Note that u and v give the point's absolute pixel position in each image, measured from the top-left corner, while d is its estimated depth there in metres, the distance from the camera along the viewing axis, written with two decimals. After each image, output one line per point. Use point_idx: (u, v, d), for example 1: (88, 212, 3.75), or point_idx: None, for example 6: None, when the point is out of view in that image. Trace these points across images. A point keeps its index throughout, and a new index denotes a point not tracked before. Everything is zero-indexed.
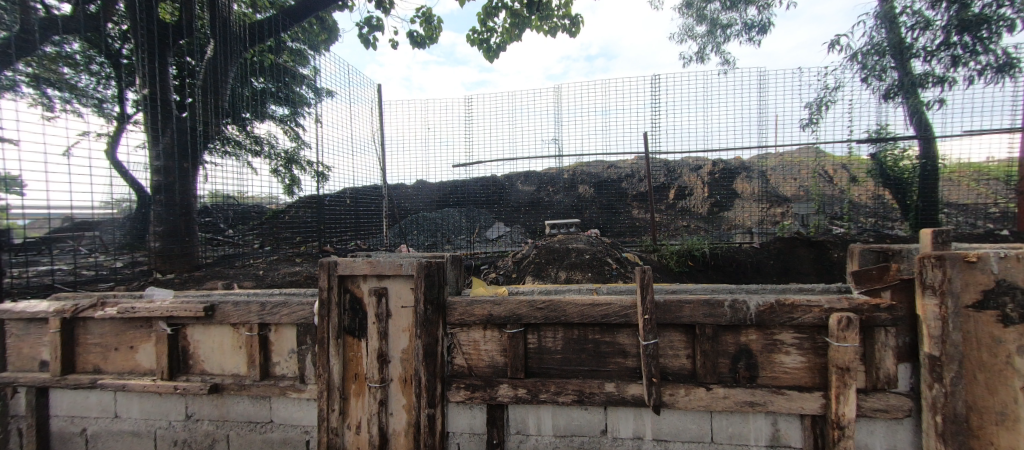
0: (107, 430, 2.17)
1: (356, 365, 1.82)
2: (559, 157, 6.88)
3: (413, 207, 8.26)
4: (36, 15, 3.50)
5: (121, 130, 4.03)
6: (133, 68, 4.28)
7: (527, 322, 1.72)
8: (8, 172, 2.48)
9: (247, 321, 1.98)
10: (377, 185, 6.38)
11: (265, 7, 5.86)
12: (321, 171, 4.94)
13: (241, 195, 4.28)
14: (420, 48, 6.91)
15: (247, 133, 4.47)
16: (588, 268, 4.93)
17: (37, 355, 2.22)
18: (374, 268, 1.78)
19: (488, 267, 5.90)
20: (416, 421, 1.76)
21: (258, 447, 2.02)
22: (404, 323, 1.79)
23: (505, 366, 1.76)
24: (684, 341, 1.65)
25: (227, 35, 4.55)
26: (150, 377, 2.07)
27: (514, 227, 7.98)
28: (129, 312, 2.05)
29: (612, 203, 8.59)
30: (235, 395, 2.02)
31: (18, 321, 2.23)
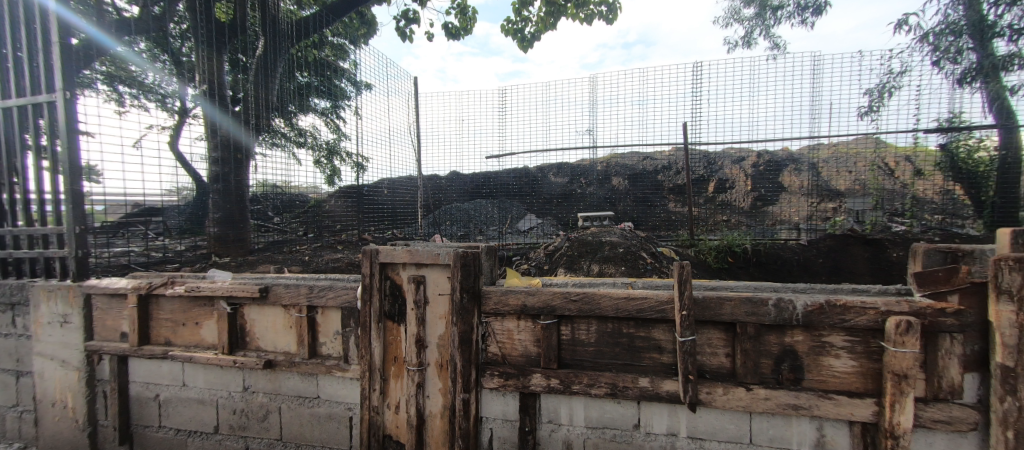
0: (177, 397, 2.40)
1: (396, 348, 1.91)
2: (592, 148, 6.79)
3: (446, 197, 8.43)
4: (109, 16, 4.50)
5: (182, 124, 4.38)
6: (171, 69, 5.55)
7: (561, 313, 1.73)
8: (88, 162, 2.75)
9: (297, 303, 2.12)
10: (412, 176, 6.59)
11: (309, 4, 6.21)
12: (359, 162, 5.14)
13: (286, 185, 4.59)
14: (454, 39, 6.98)
15: (292, 126, 4.74)
16: (621, 262, 4.85)
17: (119, 327, 2.48)
18: (412, 257, 1.85)
19: (521, 258, 5.92)
20: (451, 404, 1.82)
21: (306, 421, 2.17)
22: (441, 310, 1.85)
23: (539, 356, 1.79)
24: (723, 339, 1.61)
25: (276, 32, 4.80)
26: (212, 351, 2.27)
27: (546, 219, 7.97)
28: (195, 291, 2.25)
29: (647, 196, 8.37)
30: (287, 371, 2.17)
31: (102, 295, 2.50)
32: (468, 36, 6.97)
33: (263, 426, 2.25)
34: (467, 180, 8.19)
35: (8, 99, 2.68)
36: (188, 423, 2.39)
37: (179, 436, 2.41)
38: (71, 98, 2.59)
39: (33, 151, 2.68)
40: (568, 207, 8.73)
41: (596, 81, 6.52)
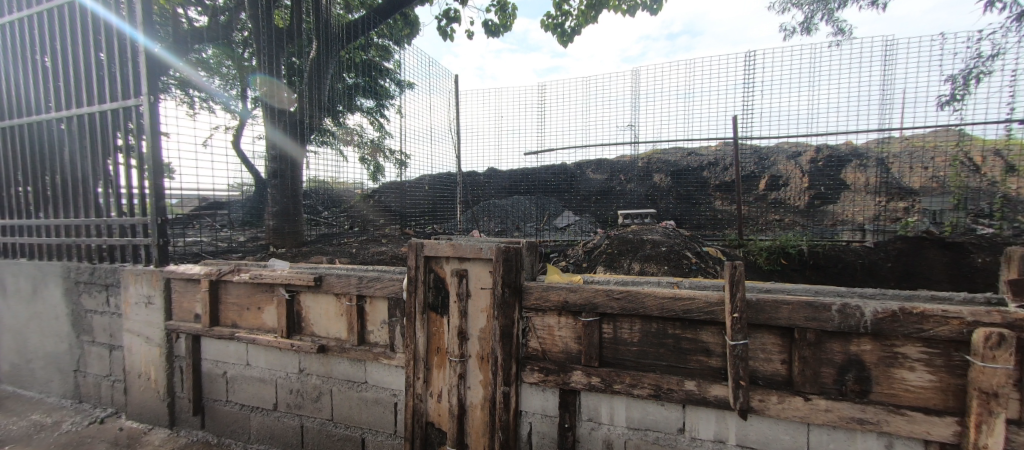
0: (242, 375, 2.61)
1: (438, 339, 1.97)
2: (634, 144, 6.60)
3: (485, 194, 8.54)
4: (181, 27, 5.36)
5: (243, 124, 4.75)
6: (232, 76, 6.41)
7: (603, 311, 1.70)
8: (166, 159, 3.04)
9: (347, 292, 2.24)
10: (451, 173, 6.79)
11: (356, 7, 6.68)
12: (402, 159, 5.30)
13: (335, 181, 4.63)
14: (494, 36, 7.04)
15: (339, 124, 4.85)
16: (664, 261, 4.68)
17: (193, 309, 2.74)
18: (456, 251, 1.89)
19: (558, 255, 5.87)
20: (492, 397, 1.85)
21: (355, 404, 2.29)
22: (482, 304, 1.88)
23: (580, 353, 1.78)
24: (779, 344, 1.52)
25: (328, 35, 5.09)
26: (272, 334, 2.46)
27: (584, 216, 7.87)
28: (257, 278, 2.44)
29: (691, 194, 8.04)
30: (338, 356, 2.31)
31: (179, 280, 2.77)
32: (507, 32, 6.99)
33: (316, 406, 2.40)
34: (505, 176, 8.25)
35: (103, 104, 3.03)
36: (250, 399, 2.60)
37: (243, 411, 2.63)
38: (155, 101, 2.87)
39: (123, 150, 3.01)
40: (607, 204, 8.58)
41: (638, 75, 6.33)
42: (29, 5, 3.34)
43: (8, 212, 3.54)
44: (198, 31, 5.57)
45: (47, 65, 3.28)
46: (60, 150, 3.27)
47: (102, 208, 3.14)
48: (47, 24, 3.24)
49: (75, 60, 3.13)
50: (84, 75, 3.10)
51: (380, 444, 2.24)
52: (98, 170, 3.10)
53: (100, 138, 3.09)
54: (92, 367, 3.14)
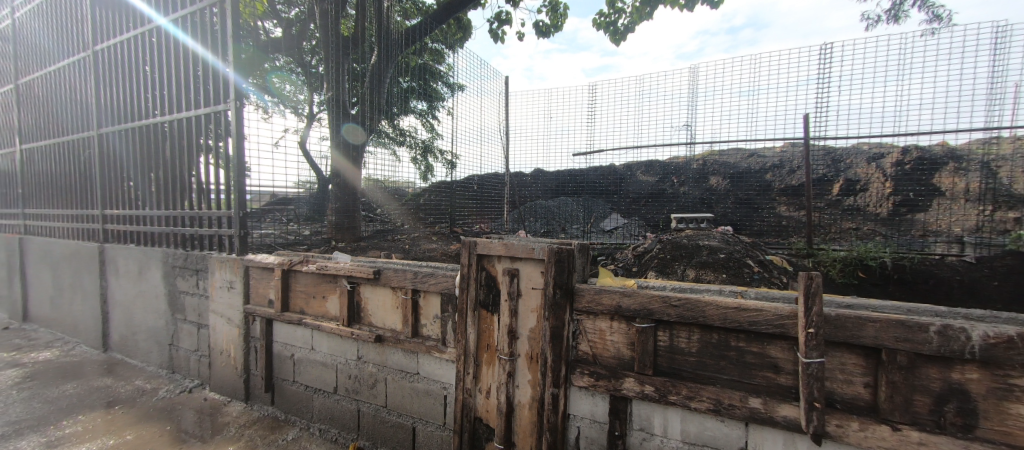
0: (307, 358, 2.83)
1: (488, 337, 2.01)
2: (690, 144, 6.30)
3: (532, 194, 8.56)
4: (261, 40, 5.95)
5: (310, 126, 5.13)
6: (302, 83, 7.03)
7: (659, 317, 1.64)
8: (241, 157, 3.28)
9: (403, 286, 2.35)
10: (499, 173, 6.94)
11: (413, 14, 7.06)
12: (451, 159, 5.47)
13: (388, 180, 4.87)
14: (545, 37, 7.05)
15: (394, 126, 5.07)
16: (722, 269, 4.44)
17: (267, 295, 3.01)
18: (508, 250, 1.91)
19: (605, 258, 5.72)
20: (540, 397, 1.84)
21: (407, 393, 2.39)
22: (533, 304, 1.88)
23: (632, 360, 1.72)
24: (862, 365, 1.37)
25: (389, 42, 5.40)
26: (335, 322, 2.64)
27: (632, 219, 7.62)
28: (324, 270, 2.63)
29: (752, 197, 7.49)
30: (393, 347, 2.42)
31: (256, 268, 3.06)
32: (558, 32, 6.96)
33: (372, 393, 2.53)
34: (551, 177, 8.18)
35: (199, 110, 3.41)
36: (314, 381, 2.80)
37: (307, 391, 2.84)
38: (241, 106, 3.19)
39: (212, 151, 3.37)
40: (658, 207, 8.27)
41: (695, 71, 6.01)
42: (140, 23, 3.83)
43: (122, 204, 4.10)
44: (274, 41, 6.11)
45: (153, 76, 3.75)
46: (163, 151, 3.73)
47: (194, 202, 3.54)
48: (154, 40, 3.70)
49: (176, 71, 3.56)
50: (183, 84, 3.51)
51: (429, 434, 2.31)
52: (192, 168, 3.51)
53: (194, 141, 3.49)
54: (184, 342, 3.55)
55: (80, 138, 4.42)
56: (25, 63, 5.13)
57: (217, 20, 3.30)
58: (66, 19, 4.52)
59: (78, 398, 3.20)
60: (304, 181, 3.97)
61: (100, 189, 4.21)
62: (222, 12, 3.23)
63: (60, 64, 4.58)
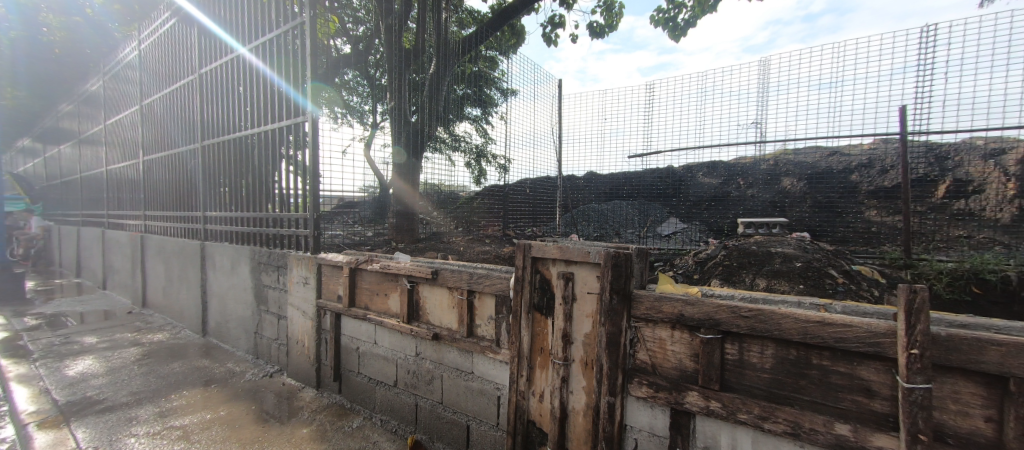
0: (370, 351, 3.01)
1: (542, 340, 2.00)
2: (759, 143, 5.82)
3: (584, 197, 8.42)
4: (334, 57, 6.51)
5: (374, 134, 5.49)
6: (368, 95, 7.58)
7: (727, 328, 1.53)
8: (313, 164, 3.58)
9: (459, 286, 2.42)
10: (551, 176, 6.93)
11: (469, 24, 7.32)
12: (504, 164, 5.51)
13: (444, 185, 4.94)
14: (599, 38, 6.93)
15: (450, 133, 5.19)
16: (799, 278, 4.05)
17: (336, 291, 3.25)
18: (563, 253, 1.90)
19: (663, 264, 5.45)
20: (596, 405, 1.79)
21: (463, 391, 2.45)
22: (588, 309, 1.84)
23: (696, 373, 1.62)
24: (981, 395, 1.17)
25: (447, 52, 5.65)
26: (396, 319, 2.78)
27: (693, 224, 7.20)
28: (387, 269, 2.79)
29: (833, 201, 6.75)
30: (449, 345, 2.49)
31: (327, 266, 3.32)
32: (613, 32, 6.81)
33: (429, 389, 2.63)
34: (605, 180, 7.98)
35: (282, 121, 3.79)
36: (376, 374, 2.97)
37: (370, 383, 3.01)
38: (316, 118, 3.49)
39: (291, 159, 3.73)
40: (721, 211, 7.75)
41: (766, 63, 5.56)
42: (235, 47, 4.35)
43: (219, 207, 4.66)
44: (344, 57, 6.64)
45: (245, 93, 4.23)
46: (251, 158, 4.19)
47: (276, 205, 3.94)
48: (247, 60, 4.18)
49: (263, 90, 4.01)
50: (270, 98, 3.93)
51: (483, 433, 2.35)
52: (275, 175, 3.90)
53: (277, 151, 3.88)
54: (266, 331, 3.94)
55: (188, 150, 5.11)
56: (147, 87, 6.05)
57: (296, 40, 3.65)
58: (179, 49, 5.27)
59: (183, 375, 3.68)
60: (367, 184, 4.23)
61: (203, 193, 4.83)
62: (300, 35, 3.58)
63: (174, 87, 5.34)
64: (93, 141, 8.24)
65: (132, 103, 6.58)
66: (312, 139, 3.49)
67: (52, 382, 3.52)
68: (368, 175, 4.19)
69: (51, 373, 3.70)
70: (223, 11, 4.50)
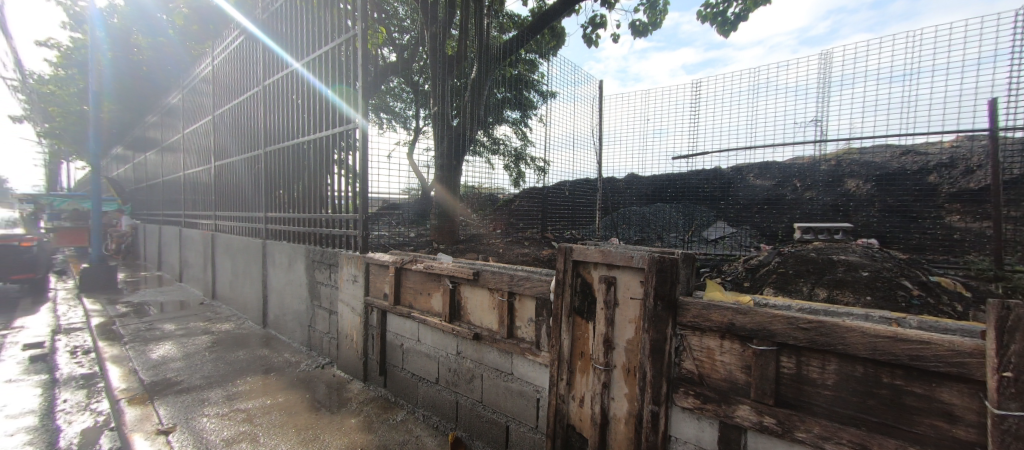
0: (413, 348, 3.12)
1: (583, 344, 1.99)
2: (819, 142, 5.42)
3: (625, 200, 8.23)
4: (381, 65, 6.84)
5: (417, 138, 5.69)
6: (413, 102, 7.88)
7: (783, 340, 1.44)
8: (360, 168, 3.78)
9: (500, 288, 2.45)
10: (590, 178, 6.85)
11: (509, 28, 7.44)
12: (542, 166, 5.47)
13: (482, 186, 5.15)
14: (642, 36, 6.78)
15: (490, 136, 5.23)
16: (866, 289, 3.73)
17: (382, 289, 3.40)
18: (605, 257, 1.87)
19: (709, 270, 5.18)
20: (638, 413, 1.75)
21: (502, 392, 2.48)
22: (631, 315, 1.80)
23: (748, 386, 1.54)
24: None
25: (489, 57, 5.77)
26: (438, 318, 2.87)
27: (742, 228, 6.81)
28: (430, 269, 2.90)
29: (907, 204, 6.11)
30: (489, 345, 2.54)
31: (374, 265, 3.48)
32: (657, 30, 6.63)
33: (469, 387, 2.69)
34: (646, 182, 7.72)
35: (334, 128, 4.04)
36: (419, 370, 3.07)
37: (413, 379, 3.12)
38: (364, 124, 3.68)
39: (341, 163, 3.96)
40: (777, 216, 7.11)
41: (828, 55, 5.17)
42: (293, 60, 4.70)
43: (278, 207, 5.04)
44: (390, 65, 6.94)
45: (301, 102, 4.56)
46: (306, 163, 4.48)
47: (328, 207, 4.19)
48: (304, 72, 4.51)
49: (317, 99, 4.29)
50: (324, 106, 4.20)
51: (522, 434, 2.36)
52: (327, 178, 4.16)
53: (329, 155, 4.14)
54: (319, 325, 4.19)
55: (252, 156, 5.57)
56: (219, 99, 6.67)
57: (346, 52, 3.89)
58: (246, 63, 5.78)
59: (247, 363, 4.00)
60: (409, 187, 4.38)
61: (264, 195, 5.24)
62: (352, 47, 3.80)
63: (241, 98, 5.85)
64: (173, 148, 9.20)
65: (206, 114, 7.27)
66: (361, 144, 3.68)
67: (139, 363, 3.96)
68: (410, 177, 4.34)
69: (138, 356, 4.16)
70: (283, 27, 4.88)
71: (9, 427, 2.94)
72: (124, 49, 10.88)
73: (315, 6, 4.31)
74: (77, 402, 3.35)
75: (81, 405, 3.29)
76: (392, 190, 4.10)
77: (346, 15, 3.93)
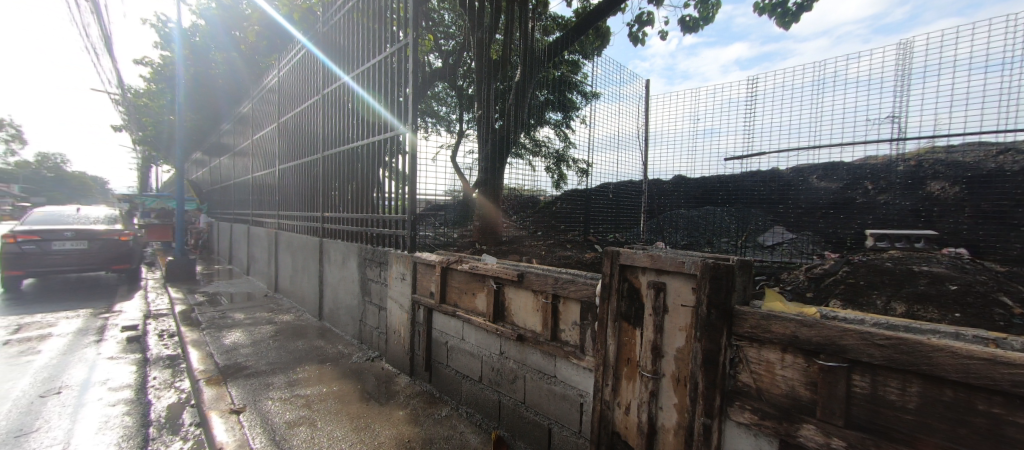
0: (457, 346, 3.20)
1: (630, 350, 1.94)
2: (897, 140, 4.91)
3: (672, 203, 7.92)
4: (429, 71, 7.09)
5: (461, 141, 5.84)
6: (458, 105, 8.08)
7: (855, 357, 1.31)
8: (407, 171, 3.93)
9: (544, 290, 2.46)
10: (635, 179, 6.68)
11: (553, 30, 7.43)
12: (585, 168, 5.38)
13: (523, 189, 5.10)
14: (692, 32, 6.50)
15: (532, 138, 5.23)
16: (954, 306, 3.32)
17: (429, 287, 3.52)
18: (654, 262, 1.82)
19: (766, 278, 4.83)
20: (689, 425, 1.68)
21: (546, 394, 2.48)
22: (682, 322, 1.74)
23: (814, 404, 1.43)
24: None
25: (533, 59, 5.82)
26: (483, 317, 2.93)
27: (804, 234, 6.31)
28: (475, 269, 2.96)
29: (1006, 210, 5.36)
30: (533, 347, 2.55)
31: (422, 264, 3.62)
32: (709, 25, 6.34)
33: (512, 387, 2.71)
34: (695, 184, 7.36)
35: (384, 133, 4.25)
36: (463, 368, 3.14)
37: (457, 376, 3.20)
38: (412, 129, 3.85)
39: (390, 167, 4.15)
40: (845, 220, 6.42)
41: (908, 44, 4.67)
42: (349, 70, 5.02)
43: (333, 208, 5.37)
44: (436, 70, 7.17)
45: (355, 109, 4.85)
46: (359, 165, 4.75)
47: (379, 208, 4.41)
48: (358, 81, 4.80)
49: (369, 105, 4.55)
50: (376, 113, 4.43)
51: (565, 438, 2.34)
52: (378, 181, 4.38)
53: (379, 159, 4.36)
54: (369, 320, 4.41)
55: (311, 159, 5.99)
56: (283, 107, 7.22)
57: (397, 60, 4.09)
58: (306, 74, 6.24)
59: (305, 352, 4.30)
60: (450, 188, 4.46)
61: (322, 196, 5.60)
62: (403, 55, 3.98)
63: (303, 106, 6.31)
64: (244, 153, 10.09)
65: (272, 121, 7.90)
66: (409, 148, 3.84)
67: (214, 348, 4.38)
68: (452, 179, 4.43)
69: (214, 341, 4.60)
70: (340, 40, 5.23)
71: (112, 398, 3.37)
72: (203, 64, 12.08)
73: (369, 18, 4.58)
74: (164, 380, 3.79)
75: (168, 383, 3.72)
76: (435, 191, 4.20)
77: (396, 25, 4.13)
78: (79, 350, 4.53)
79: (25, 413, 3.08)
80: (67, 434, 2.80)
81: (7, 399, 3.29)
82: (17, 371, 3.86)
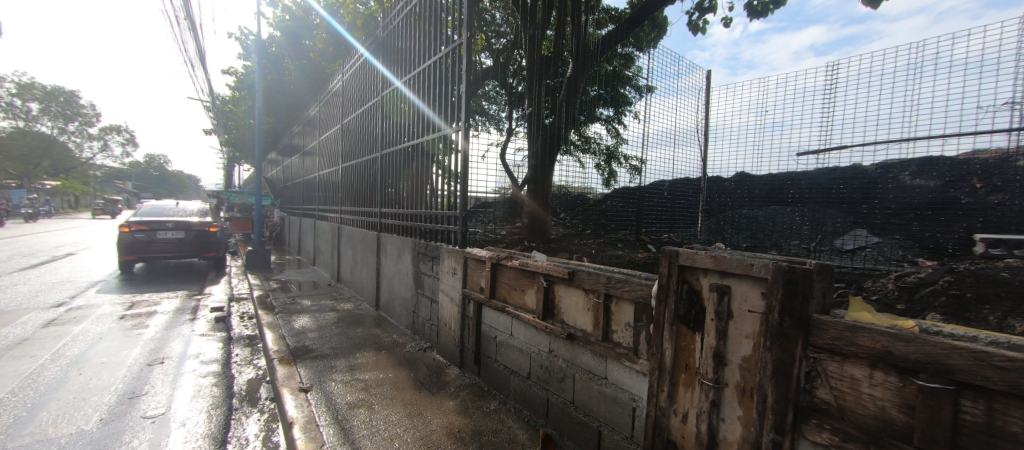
0: (506, 341, 3.23)
1: (689, 356, 1.84)
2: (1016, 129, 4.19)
3: (733, 202, 7.38)
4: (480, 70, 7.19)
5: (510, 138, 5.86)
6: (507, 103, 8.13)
7: (965, 380, 1.12)
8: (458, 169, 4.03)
9: (596, 289, 2.40)
10: (693, 177, 6.31)
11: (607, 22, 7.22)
12: (637, 164, 4.94)
13: (570, 186, 4.96)
14: (761, 17, 6.00)
15: (582, 136, 5.04)
16: None
17: (478, 282, 3.59)
18: (717, 264, 1.70)
19: (845, 286, 4.34)
20: (755, 440, 1.56)
21: (596, 396, 2.42)
22: (748, 329, 1.62)
23: (909, 430, 1.26)
24: None
25: (585, 53, 5.73)
26: (532, 314, 2.92)
27: (892, 238, 5.60)
28: (525, 266, 2.96)
29: None
30: (583, 346, 2.50)
31: (472, 259, 3.69)
32: (779, 8, 5.82)
33: (560, 386, 2.69)
34: (761, 182, 6.81)
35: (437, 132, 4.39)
36: (511, 364, 3.16)
37: (505, 371, 3.23)
38: (464, 128, 3.93)
39: (443, 165, 4.27)
40: (946, 224, 5.60)
41: None
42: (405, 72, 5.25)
43: (390, 204, 5.63)
44: (488, 69, 7.25)
45: (410, 110, 5.05)
46: (413, 163, 4.93)
47: (431, 205, 4.56)
48: (413, 82, 4.99)
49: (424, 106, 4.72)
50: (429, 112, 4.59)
51: (616, 443, 2.27)
52: (431, 178, 4.53)
53: (431, 158, 4.51)
54: (422, 311, 4.59)
55: (370, 158, 6.33)
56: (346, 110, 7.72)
57: (450, 60, 4.19)
58: (366, 78, 6.61)
59: (363, 339, 4.57)
60: (498, 187, 4.48)
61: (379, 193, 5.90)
62: (456, 55, 4.08)
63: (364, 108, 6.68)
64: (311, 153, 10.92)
65: (337, 123, 8.45)
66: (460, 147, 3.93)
67: (286, 330, 4.80)
68: (501, 178, 4.44)
69: (285, 325, 5.03)
70: (398, 44, 5.47)
71: (203, 370, 3.81)
72: (279, 72, 13.28)
73: (424, 22, 4.75)
74: (244, 357, 4.22)
75: (247, 360, 4.13)
76: (484, 189, 4.24)
77: (449, 27, 4.25)
78: (178, 326, 5.17)
79: (137, 378, 3.57)
80: (168, 398, 3.21)
81: (124, 365, 3.84)
82: (130, 341, 4.49)
